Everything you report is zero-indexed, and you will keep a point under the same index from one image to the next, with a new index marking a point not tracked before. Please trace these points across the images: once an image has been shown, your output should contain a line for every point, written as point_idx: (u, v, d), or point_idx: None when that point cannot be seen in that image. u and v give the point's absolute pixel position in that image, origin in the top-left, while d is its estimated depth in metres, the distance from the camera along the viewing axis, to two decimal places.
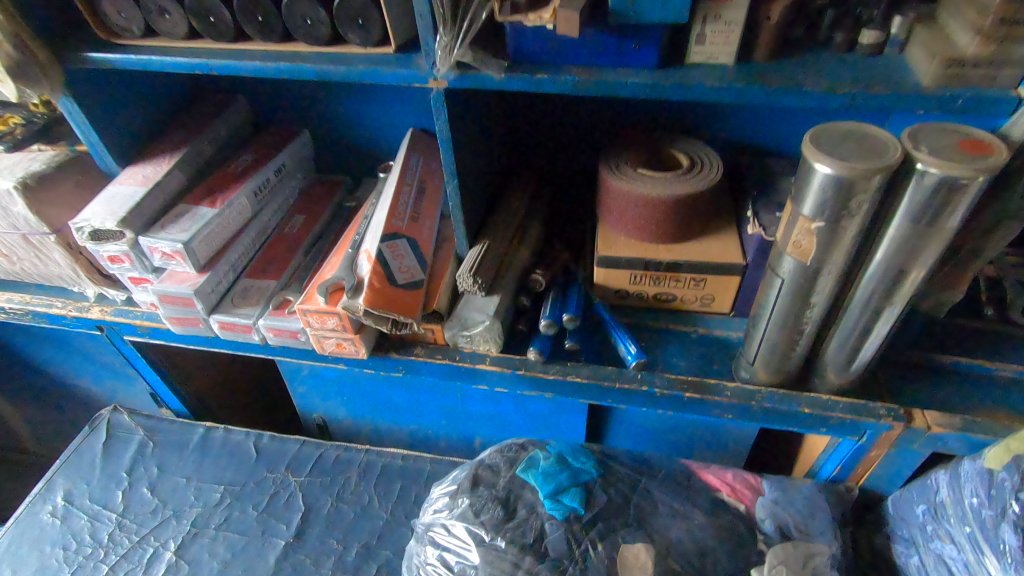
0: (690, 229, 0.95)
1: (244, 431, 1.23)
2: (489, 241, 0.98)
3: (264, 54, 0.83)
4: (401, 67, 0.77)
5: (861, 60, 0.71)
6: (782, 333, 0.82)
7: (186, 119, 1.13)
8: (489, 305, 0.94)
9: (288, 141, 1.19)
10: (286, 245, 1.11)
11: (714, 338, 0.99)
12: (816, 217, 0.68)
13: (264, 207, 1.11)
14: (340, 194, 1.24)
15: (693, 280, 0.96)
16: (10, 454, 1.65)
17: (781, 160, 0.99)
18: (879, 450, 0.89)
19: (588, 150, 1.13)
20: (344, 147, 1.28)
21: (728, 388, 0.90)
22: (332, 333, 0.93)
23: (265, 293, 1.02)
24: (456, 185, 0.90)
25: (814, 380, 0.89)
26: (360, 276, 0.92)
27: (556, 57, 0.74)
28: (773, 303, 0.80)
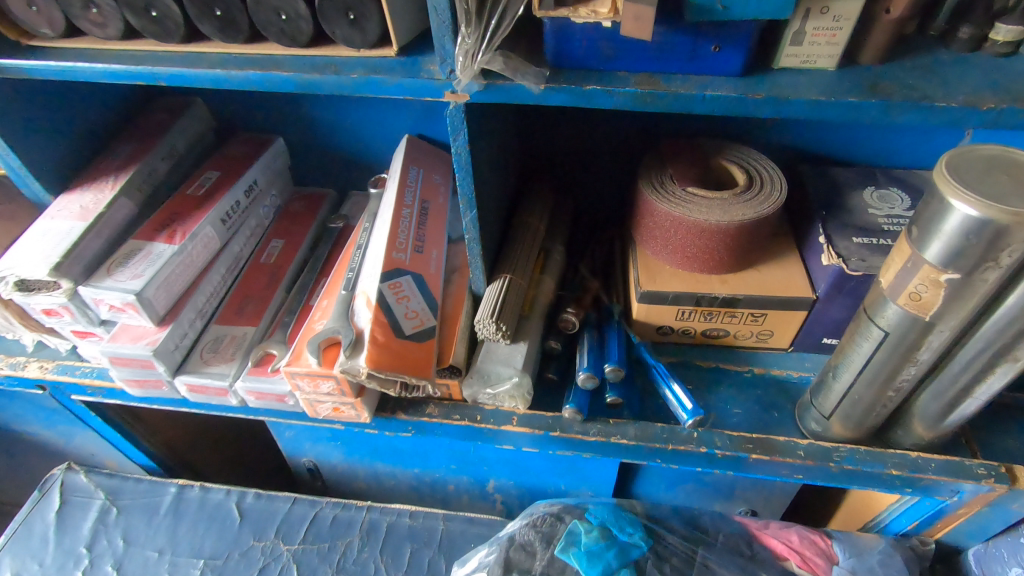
0: (748, 258, 0.81)
1: (224, 489, 1.07)
2: (511, 276, 0.83)
3: (228, 58, 0.64)
4: (408, 75, 0.61)
5: (994, 63, 0.56)
6: (873, 388, 0.69)
7: (132, 130, 0.93)
8: (516, 355, 0.79)
9: (260, 152, 1.01)
10: (264, 280, 0.94)
11: (771, 379, 0.86)
12: (948, 267, 0.54)
13: (234, 235, 0.93)
14: (323, 213, 1.07)
15: (751, 315, 0.82)
16: None
17: (846, 171, 0.85)
18: (968, 509, 0.77)
19: (615, 158, 0.97)
20: (326, 155, 1.10)
21: (800, 446, 0.77)
22: (328, 397, 0.77)
23: (242, 344, 0.85)
24: (475, 215, 0.73)
25: (896, 432, 0.77)
26: (359, 330, 0.76)
27: (611, 63, 0.58)
28: (866, 356, 0.67)
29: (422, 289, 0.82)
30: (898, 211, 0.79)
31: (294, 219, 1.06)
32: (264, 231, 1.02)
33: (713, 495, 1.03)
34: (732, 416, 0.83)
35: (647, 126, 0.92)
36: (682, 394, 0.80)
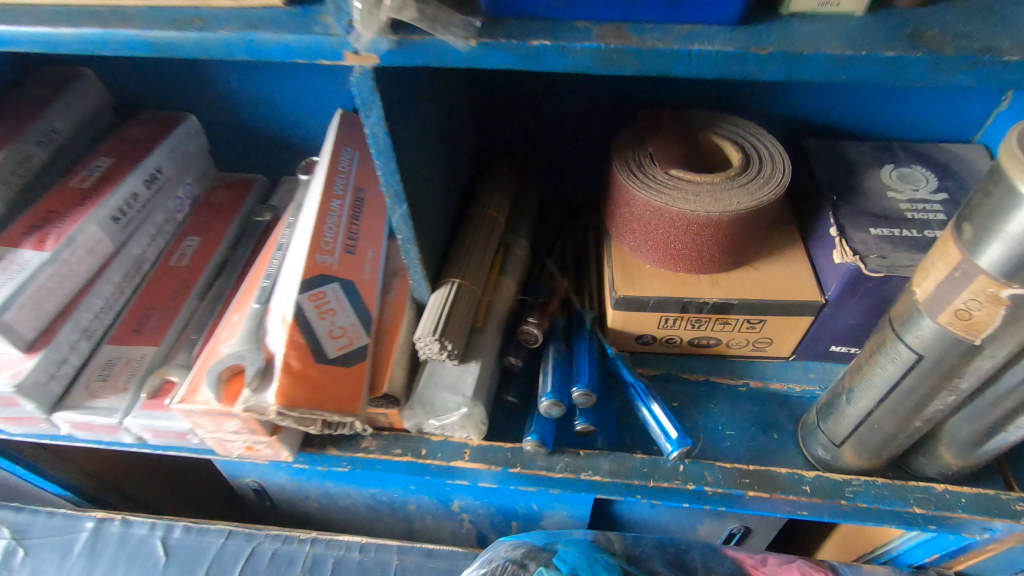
0: (744, 254, 0.68)
1: (148, 522, 0.94)
2: (460, 281, 0.69)
3: (61, 12, 0.49)
4: (294, 30, 0.45)
5: None
6: (897, 418, 0.56)
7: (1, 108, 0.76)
8: (466, 378, 0.65)
9: (167, 133, 0.85)
10: (172, 288, 0.79)
11: (770, 394, 0.74)
12: (1013, 280, 0.40)
13: (134, 235, 0.78)
14: (250, 205, 0.92)
15: (747, 322, 0.69)
16: None
17: (859, 147, 0.71)
18: (999, 545, 0.66)
19: (586, 135, 0.83)
20: (252, 136, 0.94)
21: (806, 480, 0.64)
22: (236, 436, 0.63)
23: (138, 370, 0.70)
24: (407, 210, 0.58)
25: (918, 460, 0.65)
26: (270, 355, 0.62)
27: (564, 11, 0.43)
28: (892, 381, 0.54)
29: (353, 299, 0.68)
30: (924, 195, 0.66)
31: (214, 211, 0.90)
32: (176, 228, 0.86)
33: (702, 515, 0.92)
34: (725, 441, 0.70)
35: (623, 96, 0.77)
36: (664, 419, 0.67)
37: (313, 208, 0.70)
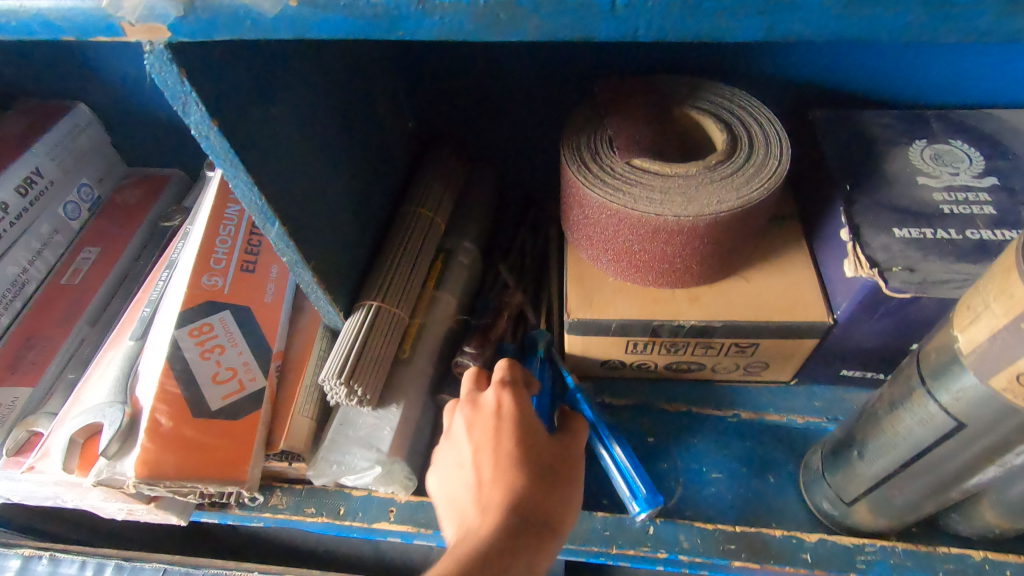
0: (730, 262, 0.53)
1: (77, 560, 0.83)
2: (379, 305, 0.56)
3: None
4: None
5: None
6: (925, 485, 0.43)
7: None
8: (383, 429, 0.53)
9: (46, 127, 0.71)
10: (57, 314, 0.67)
11: (765, 427, 0.61)
12: None
13: (5, 251, 0.66)
14: (160, 206, 0.79)
15: (736, 346, 0.56)
16: None
17: (880, 119, 0.56)
18: None
19: (542, 112, 0.68)
20: (159, 126, 0.80)
21: (807, 547, 0.51)
22: (108, 505, 0.52)
23: (6, 419, 0.59)
24: (282, 227, 0.45)
25: (950, 516, 0.52)
26: (138, 408, 0.50)
27: None
28: (922, 445, 0.40)
29: (248, 331, 0.56)
30: (966, 179, 0.51)
31: (117, 216, 0.78)
32: (70, 237, 0.74)
33: None
34: (710, 487, 0.58)
35: (582, 65, 0.61)
36: (632, 467, 0.54)
37: (204, 221, 0.58)
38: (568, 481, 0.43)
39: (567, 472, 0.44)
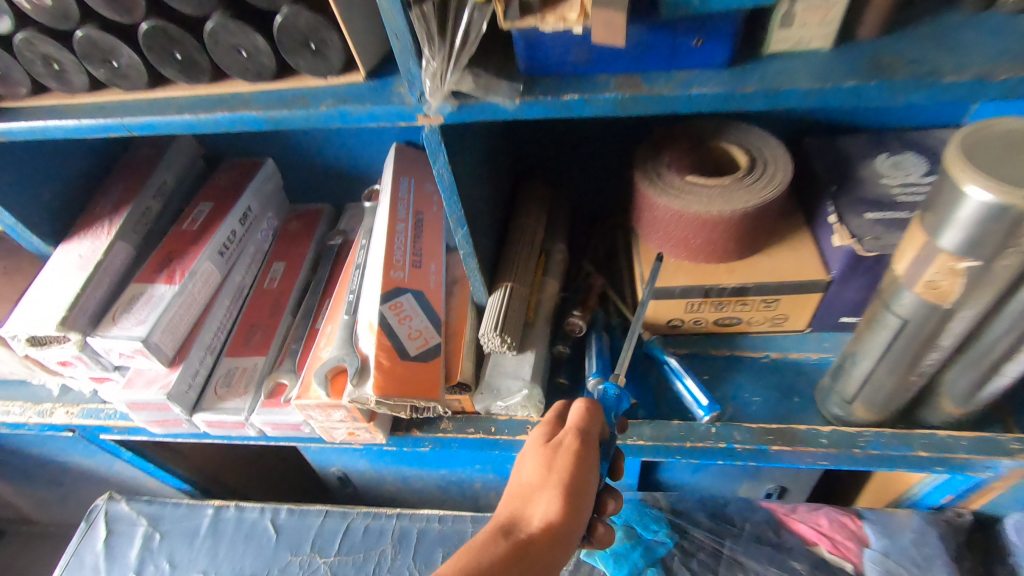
0: (757, 242, 0.78)
1: (258, 508, 1.10)
2: (512, 283, 0.80)
3: (195, 101, 0.63)
4: (377, 103, 0.58)
5: (1006, 25, 0.51)
6: (894, 375, 0.67)
7: (119, 170, 0.92)
8: (524, 365, 0.79)
9: (250, 177, 0.98)
10: (269, 307, 0.93)
11: (788, 363, 0.84)
12: (966, 254, 0.51)
13: (234, 265, 0.93)
14: (322, 230, 1.06)
15: (764, 302, 0.80)
16: (32, 526, 1.66)
17: (854, 140, 0.81)
18: (1004, 482, 0.75)
19: (609, 147, 0.94)
20: (319, 172, 1.09)
21: (823, 434, 0.75)
22: (342, 422, 0.78)
23: (253, 377, 0.85)
24: (467, 231, 0.71)
25: (923, 412, 0.74)
26: (364, 354, 0.76)
27: (586, 70, 0.55)
28: (885, 345, 0.64)
29: (423, 306, 0.80)
30: (915, 178, 0.75)
31: (291, 240, 1.03)
32: (263, 256, 1.00)
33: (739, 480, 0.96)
34: (752, 405, 0.81)
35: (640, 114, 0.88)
36: (696, 390, 0.78)
37: (384, 229, 0.83)
38: (561, 495, 0.56)
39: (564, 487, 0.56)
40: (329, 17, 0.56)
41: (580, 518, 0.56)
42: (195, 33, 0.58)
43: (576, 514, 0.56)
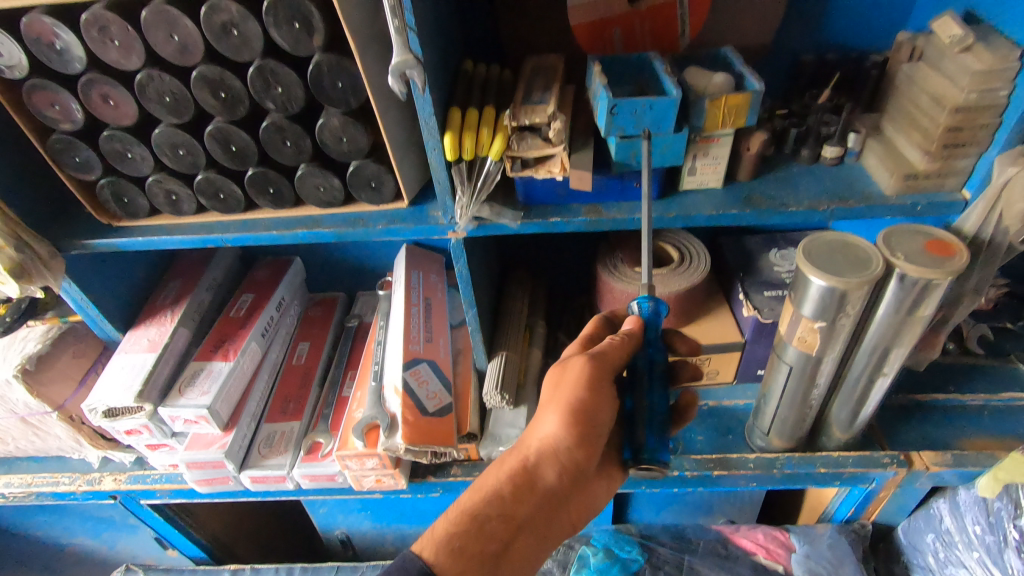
0: (690, 315, 1.04)
1: (272, 568, 1.21)
2: (507, 351, 1.02)
3: (277, 221, 0.86)
4: (419, 222, 0.82)
5: (827, 172, 0.81)
6: (793, 409, 0.91)
7: (176, 270, 1.11)
8: (520, 416, 1.00)
9: (283, 273, 1.19)
10: (300, 379, 1.11)
11: (724, 409, 1.07)
12: (818, 317, 0.77)
13: (271, 344, 1.11)
14: (339, 313, 1.25)
15: (700, 360, 1.04)
16: None
17: (754, 237, 1.10)
18: (887, 491, 0.98)
19: (575, 243, 1.21)
20: (335, 266, 1.30)
21: (750, 459, 0.98)
22: (373, 469, 0.96)
23: (291, 438, 1.02)
24: (476, 311, 0.94)
25: (822, 439, 0.98)
26: (391, 412, 0.94)
27: (565, 200, 0.81)
28: (783, 386, 0.89)
29: (434, 373, 0.98)
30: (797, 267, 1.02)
31: (314, 323, 1.22)
32: (291, 337, 1.18)
33: (694, 511, 1.17)
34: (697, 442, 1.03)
35: None
36: None
37: (401, 313, 1.01)
38: (555, 415, 0.70)
39: (559, 409, 0.70)
40: (387, 165, 0.79)
41: (578, 432, 0.70)
42: (286, 175, 0.81)
43: (572, 431, 0.70)
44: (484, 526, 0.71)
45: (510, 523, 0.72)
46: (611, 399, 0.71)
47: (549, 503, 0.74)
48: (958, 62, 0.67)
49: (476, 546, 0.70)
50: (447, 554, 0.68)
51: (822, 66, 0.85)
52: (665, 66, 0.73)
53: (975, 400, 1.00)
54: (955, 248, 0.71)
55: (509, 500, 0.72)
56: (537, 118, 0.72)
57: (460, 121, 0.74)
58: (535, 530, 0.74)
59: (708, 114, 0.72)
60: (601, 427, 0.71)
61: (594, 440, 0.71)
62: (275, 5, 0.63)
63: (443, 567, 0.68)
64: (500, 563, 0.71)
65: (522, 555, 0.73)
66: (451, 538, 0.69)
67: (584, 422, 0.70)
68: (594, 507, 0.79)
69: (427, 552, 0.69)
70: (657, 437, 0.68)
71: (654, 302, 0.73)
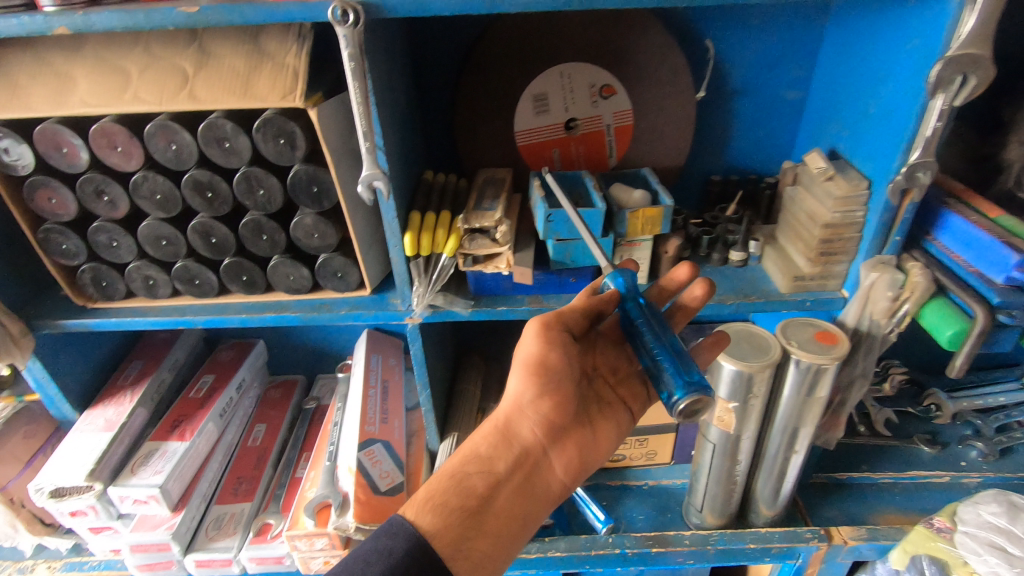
0: None
1: None
2: (458, 431, 1.09)
3: (247, 305, 0.94)
4: (379, 308, 0.91)
5: (734, 272, 0.95)
6: (721, 486, 0.98)
7: (140, 350, 1.15)
8: None
9: (246, 354, 1.24)
10: (254, 460, 1.13)
11: (662, 488, 1.14)
12: (732, 398, 0.87)
13: (228, 425, 1.13)
14: (297, 396, 1.29)
15: (638, 441, 1.12)
16: None
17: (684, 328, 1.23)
18: (814, 567, 1.03)
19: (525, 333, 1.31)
20: (297, 350, 1.36)
21: (686, 536, 1.02)
22: (322, 549, 0.97)
23: (241, 520, 1.03)
24: (429, 392, 1.01)
25: (751, 515, 1.05)
26: (344, 491, 0.97)
27: (510, 292, 0.92)
28: (710, 462, 0.97)
29: (388, 452, 1.02)
30: None
31: (272, 405, 1.25)
32: (248, 419, 1.21)
33: None
34: (638, 520, 1.08)
35: None
36: (595, 509, 1.06)
37: (359, 395, 1.07)
38: (515, 373, 0.78)
39: (518, 365, 0.78)
40: (353, 258, 0.89)
41: (539, 381, 0.77)
42: (259, 263, 0.90)
43: (533, 382, 0.77)
44: (465, 482, 0.74)
45: (491, 479, 0.74)
46: (571, 345, 0.79)
47: (528, 460, 0.77)
48: (824, 188, 0.84)
49: (456, 501, 0.72)
50: (429, 511, 0.70)
51: (727, 185, 1.02)
52: (594, 183, 0.87)
53: (884, 477, 1.10)
54: (837, 337, 0.84)
55: (488, 457, 0.76)
56: (486, 222, 0.84)
57: (419, 223, 0.85)
58: (517, 489, 0.75)
59: (629, 223, 0.85)
60: (564, 371, 0.78)
61: (557, 387, 0.78)
62: (264, 125, 0.75)
63: (426, 523, 0.69)
64: (484, 519, 0.71)
65: (507, 513, 0.73)
66: (433, 496, 0.72)
67: (545, 370, 0.77)
68: (584, 463, 0.80)
69: (412, 514, 0.70)
70: (682, 372, 0.63)
71: (626, 275, 0.76)
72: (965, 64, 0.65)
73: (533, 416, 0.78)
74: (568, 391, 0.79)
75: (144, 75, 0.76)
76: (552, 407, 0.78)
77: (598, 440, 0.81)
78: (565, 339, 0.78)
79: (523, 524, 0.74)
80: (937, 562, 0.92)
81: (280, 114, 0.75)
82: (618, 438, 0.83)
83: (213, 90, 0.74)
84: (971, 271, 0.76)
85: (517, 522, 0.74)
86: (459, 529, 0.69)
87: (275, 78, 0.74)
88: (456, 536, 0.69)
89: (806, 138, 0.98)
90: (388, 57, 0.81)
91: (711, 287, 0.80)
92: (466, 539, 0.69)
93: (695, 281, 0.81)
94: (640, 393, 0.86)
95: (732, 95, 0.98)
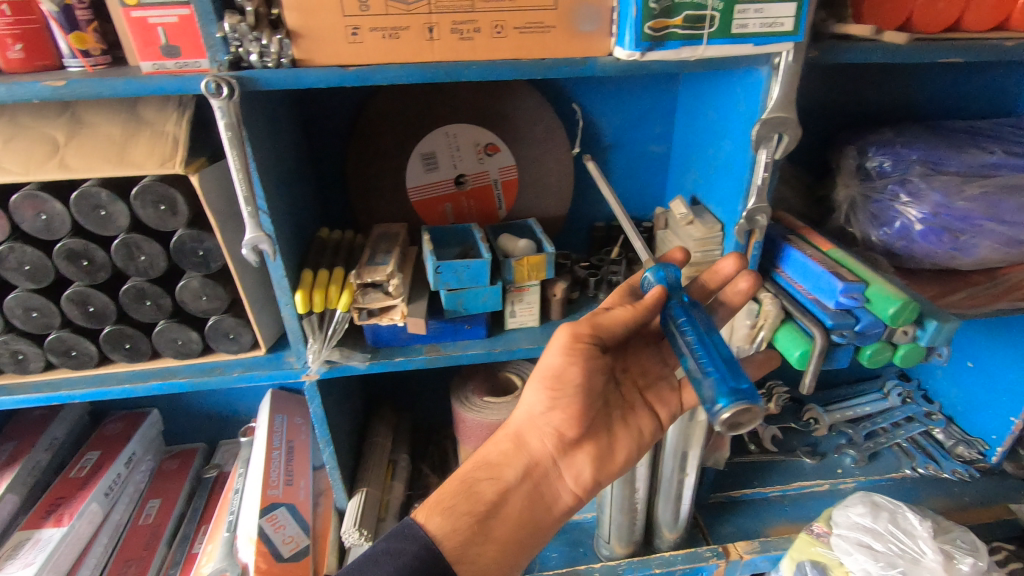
0: None
1: None
2: (368, 486, 1.07)
3: (130, 373, 0.90)
4: (275, 368, 0.90)
5: None
6: (624, 515, 1.03)
7: (11, 431, 1.06)
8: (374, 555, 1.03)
9: (137, 426, 1.17)
10: (146, 539, 1.05)
11: (574, 523, 1.17)
12: None
13: (114, 505, 1.06)
14: (196, 465, 1.23)
15: None
16: None
17: None
18: None
19: (435, 381, 1.32)
20: (196, 417, 1.29)
21: (597, 569, 1.04)
22: None
23: None
24: (333, 450, 1.00)
25: (656, 541, 1.10)
26: (242, 561, 0.94)
27: (407, 342, 0.94)
28: (612, 492, 1.01)
29: (292, 514, 1.00)
30: None
31: (167, 478, 1.18)
32: (139, 495, 1.13)
33: None
34: (551, 559, 1.10)
35: None
36: None
37: (261, 458, 1.03)
38: (535, 384, 0.76)
39: (539, 377, 0.76)
40: (244, 319, 0.89)
41: (557, 395, 0.76)
42: (143, 329, 0.87)
43: (551, 394, 0.76)
44: (474, 487, 0.76)
45: (500, 485, 0.77)
46: (601, 356, 0.74)
47: (537, 470, 0.79)
48: (686, 231, 0.93)
49: (465, 507, 0.74)
50: (438, 514, 0.73)
51: (610, 230, 1.11)
52: (482, 235, 0.92)
53: (772, 491, 1.19)
54: None
55: (499, 464, 0.78)
56: (377, 276, 0.86)
57: (311, 280, 0.87)
58: (526, 495, 0.78)
59: (516, 270, 0.91)
60: (586, 387, 0.75)
61: (575, 402, 0.76)
62: (142, 192, 0.75)
63: (435, 526, 0.71)
64: (492, 525, 0.74)
65: (515, 519, 0.76)
66: (443, 499, 0.75)
67: (565, 384, 0.74)
68: (599, 472, 0.80)
69: (422, 516, 0.73)
70: (733, 375, 0.56)
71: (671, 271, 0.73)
72: (776, 124, 0.76)
73: (545, 427, 0.79)
74: (588, 404, 0.77)
75: (9, 145, 0.74)
76: (567, 418, 0.77)
77: (616, 449, 0.81)
78: (593, 353, 0.73)
79: (531, 529, 0.77)
80: (818, 565, 0.98)
81: (159, 180, 0.76)
82: (637, 448, 0.82)
83: (86, 158, 0.74)
84: (812, 300, 0.86)
85: (525, 528, 0.76)
86: (467, 532, 0.72)
87: (152, 145, 0.74)
88: (463, 540, 0.71)
89: (674, 186, 1.09)
90: (272, 122, 0.83)
91: (756, 281, 0.82)
92: (472, 545, 0.71)
93: (740, 275, 0.82)
94: (668, 396, 0.84)
95: (606, 149, 1.08)
